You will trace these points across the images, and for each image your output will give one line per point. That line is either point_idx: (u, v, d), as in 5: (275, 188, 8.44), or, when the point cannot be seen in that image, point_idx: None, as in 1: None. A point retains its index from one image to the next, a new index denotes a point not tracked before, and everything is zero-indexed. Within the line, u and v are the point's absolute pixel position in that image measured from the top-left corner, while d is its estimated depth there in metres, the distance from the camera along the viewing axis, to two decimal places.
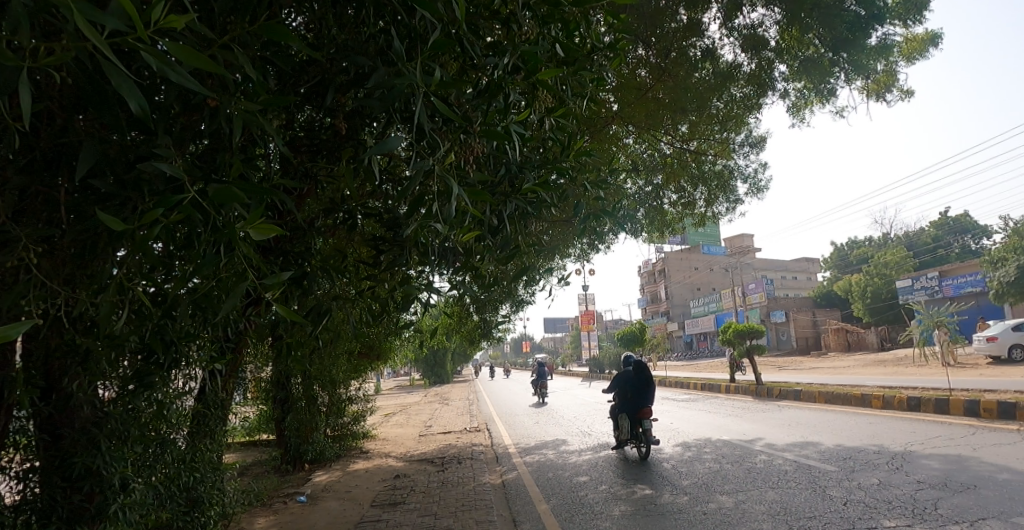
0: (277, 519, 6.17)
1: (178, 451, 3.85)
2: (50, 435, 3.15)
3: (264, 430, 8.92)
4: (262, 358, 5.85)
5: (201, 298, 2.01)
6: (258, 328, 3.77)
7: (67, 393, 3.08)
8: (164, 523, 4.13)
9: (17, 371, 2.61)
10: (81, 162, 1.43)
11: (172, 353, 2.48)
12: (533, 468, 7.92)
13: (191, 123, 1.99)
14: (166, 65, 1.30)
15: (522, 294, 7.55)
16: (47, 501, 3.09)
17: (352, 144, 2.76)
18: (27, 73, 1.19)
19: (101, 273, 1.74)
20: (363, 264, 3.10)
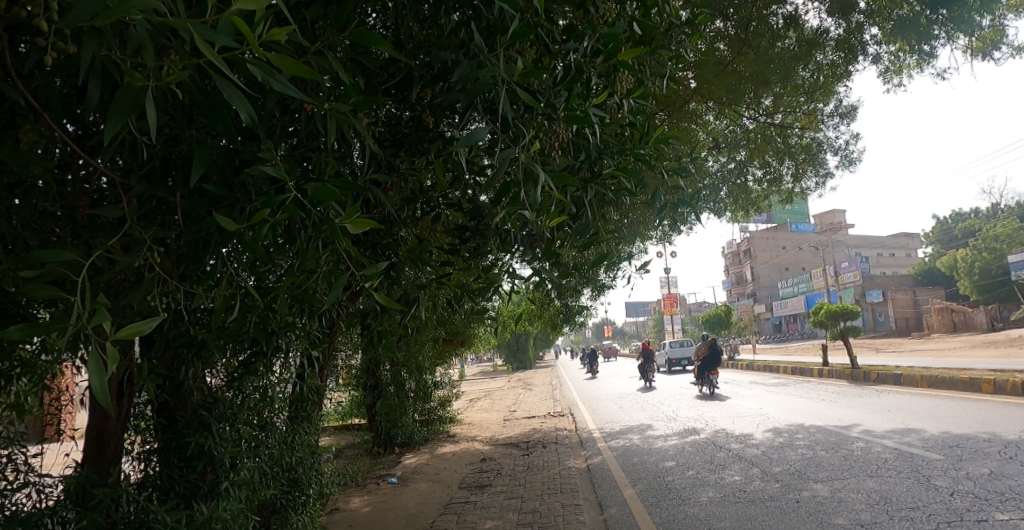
0: (371, 499, 6.46)
1: (280, 434, 4.10)
2: (167, 419, 3.51)
3: (356, 415, 9.33)
4: (353, 345, 6.11)
5: (301, 291, 2.12)
6: (349, 317, 3.95)
7: (180, 381, 3.36)
8: (269, 500, 4.44)
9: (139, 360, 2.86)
10: (195, 167, 1.54)
11: (274, 342, 2.64)
12: (618, 453, 7.91)
13: (288, 126, 2.11)
14: (271, 76, 1.39)
15: (603, 278, 7.52)
16: (166, 479, 3.34)
17: (435, 137, 2.84)
18: (150, 91, 1.30)
19: (213, 269, 1.87)
20: (447, 253, 3.18)
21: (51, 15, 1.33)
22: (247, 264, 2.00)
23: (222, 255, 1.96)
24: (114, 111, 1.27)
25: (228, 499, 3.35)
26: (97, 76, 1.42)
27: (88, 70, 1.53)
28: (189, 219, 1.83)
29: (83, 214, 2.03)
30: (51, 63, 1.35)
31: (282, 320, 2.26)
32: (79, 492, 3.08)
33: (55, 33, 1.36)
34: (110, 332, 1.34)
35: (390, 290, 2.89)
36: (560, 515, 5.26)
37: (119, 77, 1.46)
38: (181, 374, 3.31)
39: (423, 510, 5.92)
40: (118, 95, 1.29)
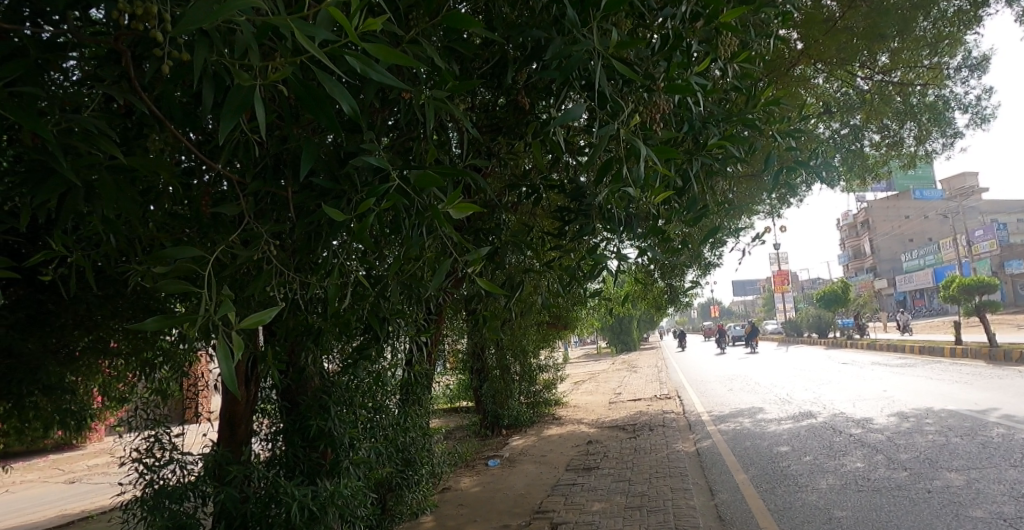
0: (479, 479, 6.62)
1: (393, 416, 4.27)
2: (290, 402, 3.71)
3: (464, 398, 9.56)
4: (459, 330, 6.25)
5: (408, 277, 2.16)
6: (454, 302, 4.03)
7: (301, 366, 3.55)
8: (385, 479, 4.65)
9: (263, 347, 3.04)
10: (302, 162, 1.57)
11: (385, 328, 2.73)
12: (729, 436, 7.67)
13: (389, 117, 2.14)
14: (369, 66, 1.39)
15: (709, 256, 7.25)
16: (291, 457, 3.54)
17: (532, 119, 2.81)
18: (257, 90, 1.33)
19: (326, 259, 1.93)
20: (549, 236, 3.17)
21: (165, 25, 1.39)
22: (357, 253, 2.05)
23: (333, 245, 2.02)
24: (225, 112, 1.31)
25: (348, 477, 3.53)
26: (210, 81, 1.47)
27: (201, 75, 1.60)
28: (301, 212, 1.89)
29: (206, 213, 2.15)
30: (168, 71, 1.42)
31: (392, 306, 2.32)
32: (216, 469, 3.33)
33: (169, 42, 1.43)
34: (234, 322, 1.40)
35: (494, 274, 2.90)
36: (670, 498, 5.16)
37: (229, 79, 1.51)
38: (301, 360, 3.50)
39: (531, 491, 5.99)
40: (228, 95, 1.33)
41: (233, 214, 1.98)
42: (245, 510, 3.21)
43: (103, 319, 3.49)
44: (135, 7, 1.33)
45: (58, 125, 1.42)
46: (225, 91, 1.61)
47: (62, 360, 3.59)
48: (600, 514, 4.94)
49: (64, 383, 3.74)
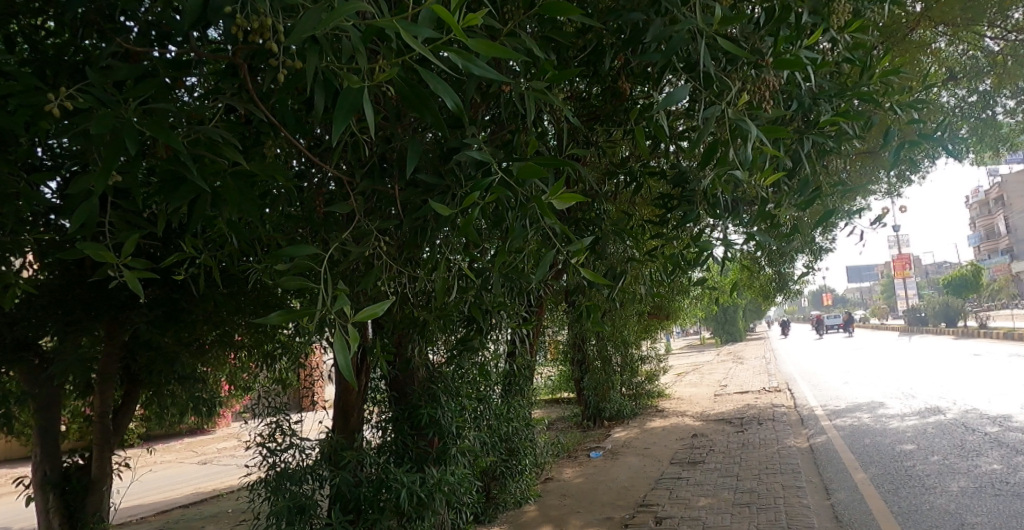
0: (582, 470, 6.61)
1: (497, 406, 4.34)
2: (399, 391, 3.83)
3: (565, 389, 9.56)
4: (559, 321, 6.25)
5: (512, 268, 2.16)
6: (554, 293, 4.03)
7: (408, 357, 3.66)
8: (490, 467, 4.74)
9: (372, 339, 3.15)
10: (408, 159, 1.57)
11: (488, 320, 2.77)
12: (846, 433, 7.25)
13: (488, 111, 2.15)
14: (471, 61, 1.37)
15: (820, 241, 6.85)
16: (400, 444, 3.67)
17: (632, 105, 2.74)
18: (366, 91, 1.35)
19: (433, 253, 1.95)
20: (651, 224, 3.09)
21: (277, 34, 1.44)
22: (463, 246, 2.07)
23: (440, 238, 2.04)
24: (338, 114, 1.33)
25: (455, 465, 3.68)
26: (321, 87, 1.52)
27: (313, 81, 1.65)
28: (409, 209, 1.91)
29: (319, 214, 2.23)
30: (282, 78, 1.47)
31: (496, 299, 2.33)
32: (331, 453, 3.48)
33: (283, 51, 1.47)
34: (350, 315, 1.43)
35: (597, 264, 2.86)
36: (780, 496, 4.96)
37: (339, 83, 1.55)
38: (408, 351, 3.62)
39: (634, 484, 5.91)
40: (340, 98, 1.35)
41: (344, 213, 2.04)
42: (360, 493, 3.38)
43: (229, 315, 3.73)
44: (252, 21, 1.38)
45: (188, 135, 1.51)
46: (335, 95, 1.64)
47: (195, 352, 3.88)
48: (706, 509, 4.80)
49: (196, 373, 4.04)
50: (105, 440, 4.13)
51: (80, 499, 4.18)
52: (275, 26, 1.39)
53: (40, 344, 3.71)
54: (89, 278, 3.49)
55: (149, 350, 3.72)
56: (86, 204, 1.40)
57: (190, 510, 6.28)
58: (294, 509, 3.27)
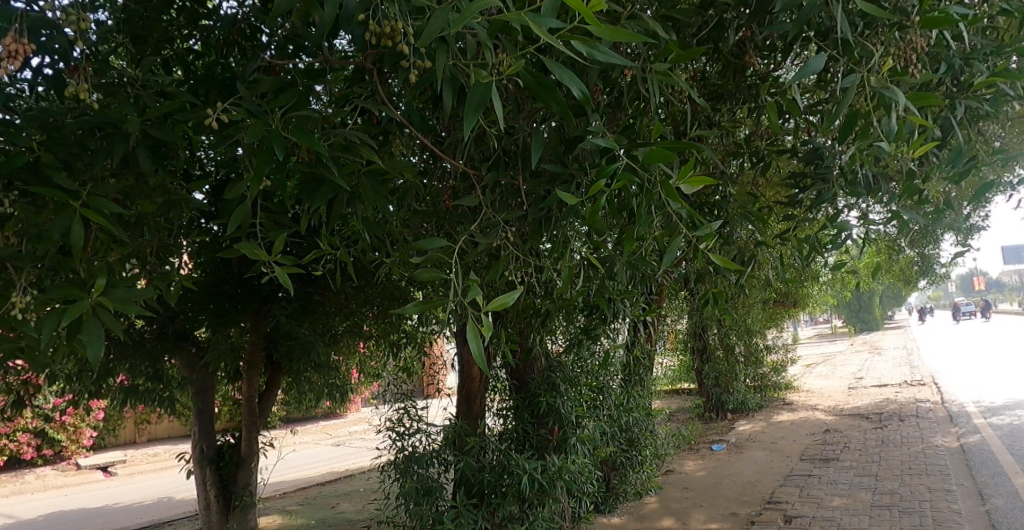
0: (705, 463, 6.43)
1: (617, 396, 4.30)
2: (519, 380, 3.87)
3: (685, 380, 9.32)
4: (679, 311, 6.08)
5: (637, 256, 2.12)
6: (675, 281, 3.92)
7: (528, 346, 3.69)
8: (610, 457, 4.71)
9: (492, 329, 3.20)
10: (532, 150, 1.56)
11: (611, 308, 2.73)
12: (1005, 432, 6.56)
13: (609, 96, 2.10)
14: (596, 48, 1.31)
15: (971, 220, 6.20)
16: (521, 432, 3.72)
17: (758, 82, 2.59)
18: (494, 85, 1.28)
19: (558, 242, 1.93)
20: (781, 206, 2.93)
21: (406, 34, 1.47)
22: (588, 234, 2.04)
23: (564, 227, 2.02)
24: (467, 108, 1.26)
25: (575, 454, 3.70)
26: (449, 86, 1.48)
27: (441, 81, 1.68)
28: (533, 199, 1.90)
29: (445, 208, 2.28)
30: (412, 78, 1.50)
31: (621, 287, 2.29)
32: (456, 438, 3.58)
33: (413, 53, 1.49)
34: (482, 306, 1.40)
35: (724, 249, 2.74)
36: (926, 499, 4.58)
37: (465, 82, 1.56)
38: (528, 340, 3.64)
39: (761, 480, 5.67)
40: (468, 94, 1.28)
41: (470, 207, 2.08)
42: (483, 478, 3.47)
43: (358, 307, 3.93)
44: (383, 26, 1.39)
45: (328, 139, 1.60)
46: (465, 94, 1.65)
47: (329, 342, 4.12)
48: (842, 510, 4.51)
49: (331, 361, 4.29)
50: (252, 422, 4.49)
51: (234, 474, 4.58)
52: (405, 29, 1.40)
53: (197, 335, 4.08)
54: (235, 274, 3.79)
55: (289, 340, 3.99)
56: (240, 207, 1.52)
57: (327, 487, 6.72)
58: (421, 491, 3.43)
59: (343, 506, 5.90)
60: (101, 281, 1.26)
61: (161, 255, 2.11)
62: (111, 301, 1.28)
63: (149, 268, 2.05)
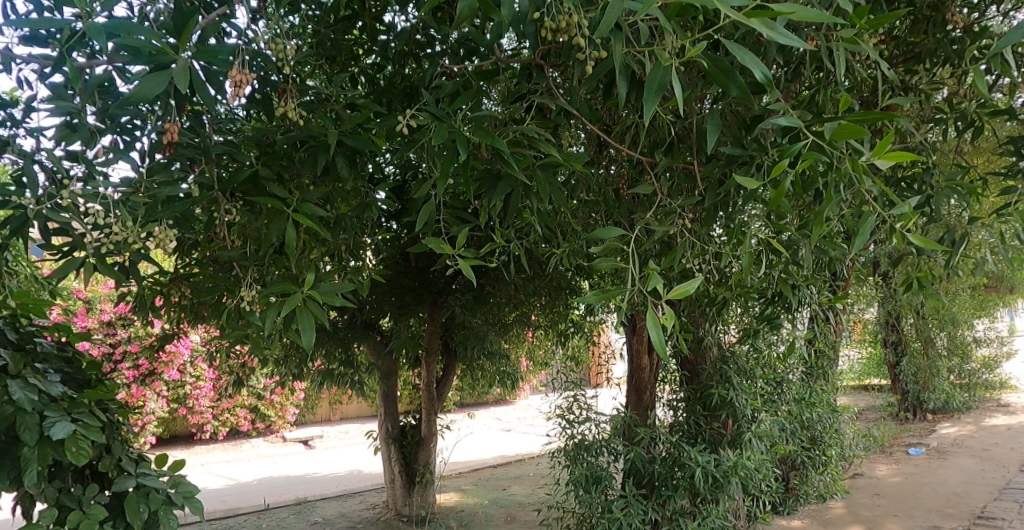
0: (900, 468, 5.85)
1: (797, 390, 4.03)
2: (690, 371, 3.73)
3: (875, 376, 8.51)
4: (868, 299, 5.55)
5: (824, 240, 1.96)
6: (865, 268, 3.58)
7: (700, 336, 3.56)
8: (790, 455, 4.44)
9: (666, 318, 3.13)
10: (710, 136, 1.47)
11: (792, 296, 2.56)
12: None
13: (791, 70, 1.95)
14: (779, 22, 1.14)
15: None
16: (693, 425, 3.62)
17: (971, 39, 2.27)
18: (675, 69, 1.23)
19: (737, 228, 1.84)
20: (999, 180, 2.57)
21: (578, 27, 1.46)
22: (770, 218, 1.92)
23: (743, 211, 1.92)
24: (645, 96, 1.21)
25: (751, 450, 3.54)
26: (623, 75, 1.42)
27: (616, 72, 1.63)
28: (710, 186, 1.81)
29: (615, 197, 2.26)
30: (587, 71, 1.49)
31: (805, 274, 2.14)
32: (625, 428, 3.56)
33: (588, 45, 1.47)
34: (662, 294, 1.36)
35: (926, 230, 2.46)
36: None
37: (640, 70, 1.51)
38: (700, 330, 3.51)
39: (971, 490, 5.05)
40: (646, 79, 1.23)
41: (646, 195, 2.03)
42: (654, 470, 3.43)
43: (527, 298, 4.02)
44: (560, 21, 1.39)
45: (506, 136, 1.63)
46: (640, 83, 1.59)
47: (499, 331, 4.27)
48: None
49: (501, 349, 4.45)
50: (431, 405, 4.79)
51: (415, 453, 4.92)
52: (580, 22, 1.39)
53: (381, 324, 4.41)
54: (414, 268, 4.04)
55: (463, 329, 4.19)
56: (427, 206, 1.61)
57: (499, 470, 7.01)
58: (591, 479, 3.47)
59: (513, 489, 6.11)
60: (310, 276, 1.39)
61: (353, 251, 2.29)
62: (319, 294, 1.41)
63: (346, 262, 2.25)
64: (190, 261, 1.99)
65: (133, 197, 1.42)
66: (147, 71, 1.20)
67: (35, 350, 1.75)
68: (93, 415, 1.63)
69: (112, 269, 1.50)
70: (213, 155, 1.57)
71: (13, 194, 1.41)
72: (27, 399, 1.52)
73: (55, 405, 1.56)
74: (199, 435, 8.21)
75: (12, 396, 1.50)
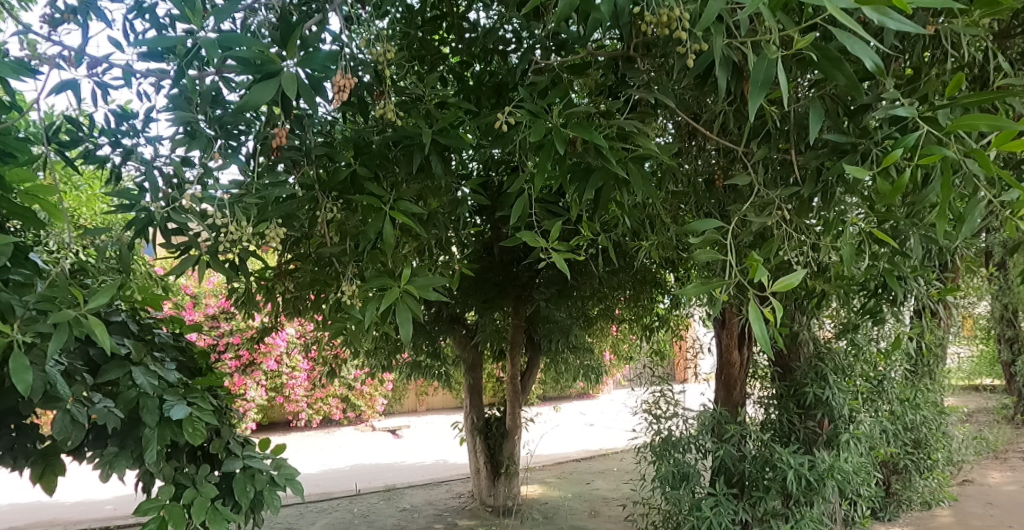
0: (1017, 475, 5.43)
1: (900, 390, 3.81)
2: (784, 367, 3.59)
3: (987, 375, 7.94)
4: (980, 294, 5.17)
5: (935, 230, 1.84)
6: (978, 261, 3.33)
7: (794, 332, 3.42)
8: (892, 457, 4.21)
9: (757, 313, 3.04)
10: (812, 123, 1.43)
11: (896, 291, 2.43)
12: None
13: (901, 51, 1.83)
14: (891, 12, 1.07)
15: None
16: (786, 424, 3.49)
17: None
18: (782, 60, 1.18)
19: (836, 219, 1.74)
20: None
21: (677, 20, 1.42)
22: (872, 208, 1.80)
23: (841, 201, 1.83)
24: (751, 90, 1.17)
25: (849, 451, 3.38)
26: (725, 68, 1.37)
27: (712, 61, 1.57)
28: (809, 176, 1.73)
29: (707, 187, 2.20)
30: (690, 64, 1.43)
31: (913, 267, 2.01)
32: (714, 425, 3.49)
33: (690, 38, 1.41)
34: (767, 286, 1.34)
35: None
36: None
37: (740, 60, 1.45)
38: (795, 326, 3.38)
39: None
40: (751, 73, 1.19)
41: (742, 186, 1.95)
42: (744, 469, 3.33)
43: (612, 291, 3.98)
44: (660, 15, 1.36)
45: (604, 130, 1.64)
46: (739, 71, 1.53)
47: (583, 325, 4.25)
48: None
49: (585, 343, 4.43)
50: (516, 398, 4.84)
51: (500, 444, 4.99)
52: (682, 15, 1.34)
53: (466, 317, 4.48)
54: (498, 262, 4.07)
55: (547, 323, 4.20)
56: (522, 199, 1.68)
57: (582, 464, 7.00)
58: (678, 476, 3.41)
59: (597, 483, 6.10)
60: (407, 271, 1.44)
61: (441, 245, 2.34)
62: (415, 289, 1.47)
63: (437, 256, 2.30)
64: (292, 256, 2.10)
65: (246, 199, 1.53)
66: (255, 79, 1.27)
67: (154, 340, 1.89)
68: (206, 399, 1.75)
69: (226, 265, 1.61)
70: (313, 156, 1.67)
71: (139, 199, 1.54)
72: (148, 384, 1.61)
73: (172, 391, 1.67)
74: (295, 422, 8.63)
75: (135, 382, 1.59)
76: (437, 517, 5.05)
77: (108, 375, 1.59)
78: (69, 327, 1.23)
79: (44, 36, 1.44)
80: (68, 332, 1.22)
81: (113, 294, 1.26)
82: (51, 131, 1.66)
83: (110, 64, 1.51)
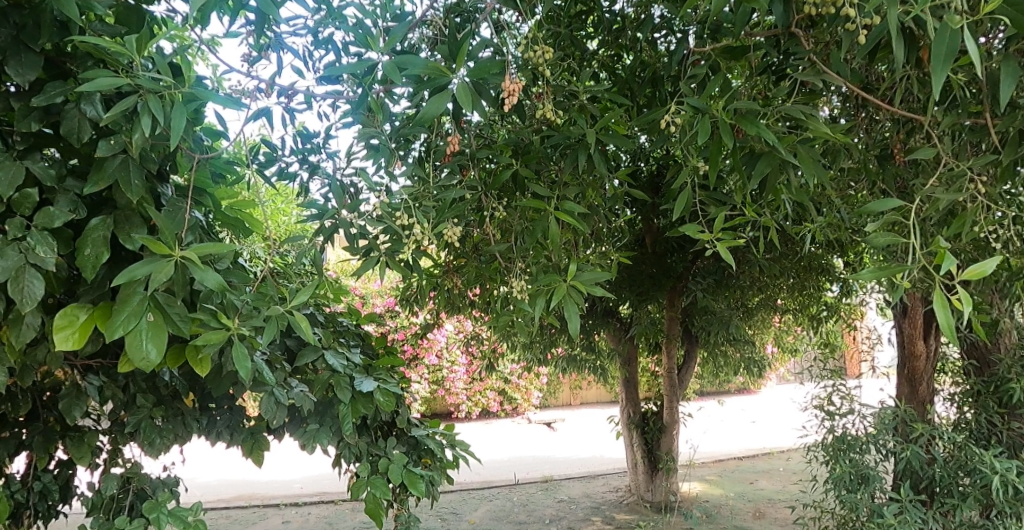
0: None
1: None
2: (979, 361, 3.21)
3: None
4: None
5: None
6: None
7: (993, 320, 3.03)
8: None
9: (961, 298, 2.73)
10: (1007, 86, 1.21)
11: None
12: None
13: None
14: None
15: None
16: (985, 425, 3.09)
17: None
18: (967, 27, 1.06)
19: None
20: None
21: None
22: None
23: None
24: (933, 64, 1.08)
25: None
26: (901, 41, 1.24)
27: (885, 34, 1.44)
28: (1012, 141, 1.49)
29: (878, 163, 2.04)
30: (861, 40, 1.30)
31: None
32: (898, 425, 3.21)
33: (854, 11, 1.30)
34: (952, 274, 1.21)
35: None
36: None
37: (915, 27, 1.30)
38: (995, 312, 3.00)
39: None
40: (931, 46, 1.10)
41: (926, 161, 1.77)
42: (934, 473, 3.03)
43: (774, 280, 3.77)
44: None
45: (766, 113, 1.58)
46: (916, 40, 1.39)
47: (743, 316, 4.07)
48: None
49: (746, 335, 4.23)
50: (673, 392, 4.74)
51: (657, 439, 4.91)
52: None
53: (619, 311, 4.47)
54: (651, 254, 3.98)
55: (705, 315, 4.09)
56: (683, 192, 1.71)
57: (745, 462, 6.71)
58: (855, 478, 3.17)
59: (762, 483, 5.81)
60: (571, 266, 1.49)
61: (593, 237, 2.36)
62: (582, 283, 1.50)
63: (594, 247, 2.33)
64: (455, 254, 2.23)
65: (422, 203, 1.66)
66: (432, 97, 1.36)
67: (339, 330, 2.11)
68: (387, 377, 1.93)
69: (403, 264, 1.75)
70: (478, 160, 1.78)
71: (327, 209, 1.72)
72: (340, 364, 1.78)
73: (359, 369, 1.86)
74: (456, 414, 9.06)
75: (329, 363, 1.76)
76: (595, 511, 5.08)
77: (304, 358, 1.74)
78: (277, 321, 1.38)
79: (243, 73, 1.65)
80: (278, 325, 1.37)
81: (313, 291, 1.38)
82: (252, 153, 1.90)
83: (296, 91, 1.69)
